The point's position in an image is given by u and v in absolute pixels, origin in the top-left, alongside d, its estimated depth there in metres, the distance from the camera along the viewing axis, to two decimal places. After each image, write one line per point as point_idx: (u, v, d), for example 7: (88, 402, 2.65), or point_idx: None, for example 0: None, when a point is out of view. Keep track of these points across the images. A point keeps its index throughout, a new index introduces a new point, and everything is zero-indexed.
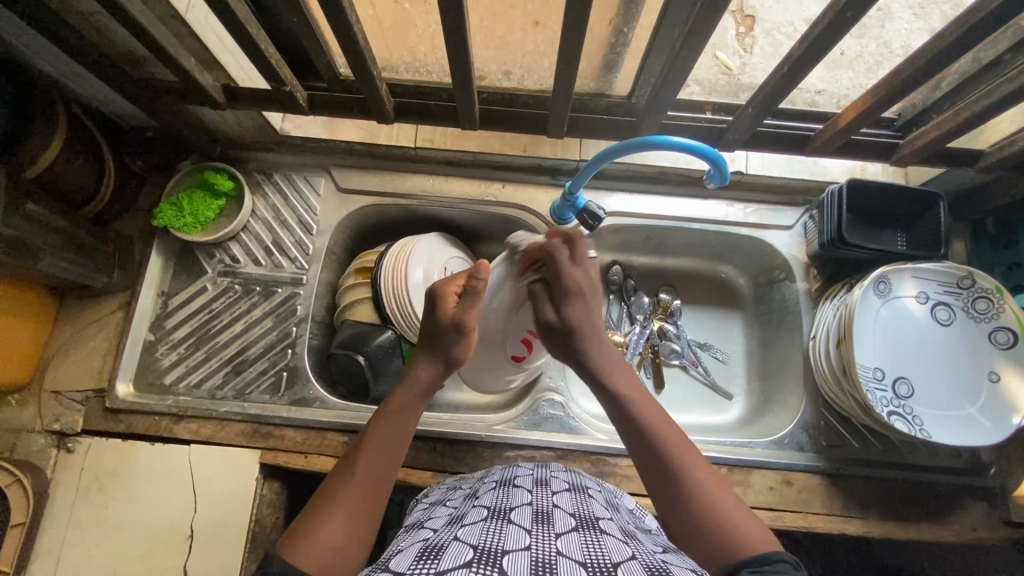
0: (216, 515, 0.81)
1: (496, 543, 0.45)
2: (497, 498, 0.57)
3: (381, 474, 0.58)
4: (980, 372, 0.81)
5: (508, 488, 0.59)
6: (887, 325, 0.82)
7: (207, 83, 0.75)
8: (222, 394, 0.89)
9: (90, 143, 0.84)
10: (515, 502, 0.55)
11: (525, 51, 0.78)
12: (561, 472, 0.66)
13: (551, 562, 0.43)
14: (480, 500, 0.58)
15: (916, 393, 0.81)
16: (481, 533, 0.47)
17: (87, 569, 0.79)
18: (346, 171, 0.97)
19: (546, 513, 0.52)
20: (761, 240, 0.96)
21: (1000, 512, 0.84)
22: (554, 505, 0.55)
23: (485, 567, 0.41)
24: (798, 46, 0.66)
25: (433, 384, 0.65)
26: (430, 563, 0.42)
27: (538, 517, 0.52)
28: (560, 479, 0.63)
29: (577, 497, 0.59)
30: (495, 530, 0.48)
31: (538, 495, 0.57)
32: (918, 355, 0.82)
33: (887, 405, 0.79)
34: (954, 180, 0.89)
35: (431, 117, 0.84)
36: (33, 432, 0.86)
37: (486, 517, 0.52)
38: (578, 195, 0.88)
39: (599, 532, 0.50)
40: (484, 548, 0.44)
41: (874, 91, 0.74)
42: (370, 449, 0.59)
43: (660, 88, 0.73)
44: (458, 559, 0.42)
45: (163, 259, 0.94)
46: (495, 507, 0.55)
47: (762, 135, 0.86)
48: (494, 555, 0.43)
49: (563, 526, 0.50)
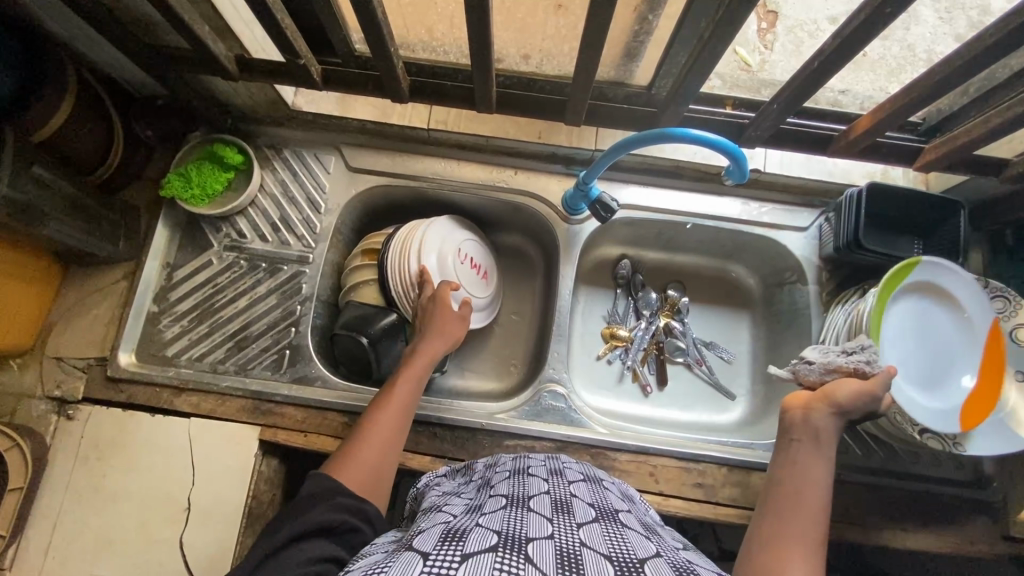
0: (214, 488, 0.81)
1: (519, 531, 0.45)
2: (513, 487, 0.57)
3: (399, 422, 0.71)
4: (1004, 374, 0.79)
5: (522, 477, 0.59)
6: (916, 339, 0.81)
7: (219, 52, 0.74)
8: (224, 368, 0.88)
9: (100, 109, 0.83)
10: (532, 491, 0.55)
11: (545, 35, 0.76)
12: (572, 463, 0.66)
13: (576, 552, 0.43)
14: (496, 489, 0.58)
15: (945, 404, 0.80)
16: (503, 520, 0.47)
17: (84, 535, 0.79)
18: (357, 150, 0.96)
19: (565, 503, 0.52)
20: (774, 240, 0.94)
21: (1001, 526, 0.83)
22: (571, 494, 0.55)
23: (510, 552, 0.41)
24: (829, 42, 0.64)
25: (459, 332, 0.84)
26: (455, 545, 0.41)
27: (557, 506, 0.51)
28: (573, 470, 0.63)
29: (593, 488, 0.59)
30: (516, 517, 0.48)
31: (554, 485, 0.57)
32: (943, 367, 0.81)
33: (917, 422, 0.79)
34: (978, 188, 0.87)
35: (447, 98, 0.82)
36: (34, 398, 0.86)
37: (505, 506, 0.51)
38: (591, 185, 0.86)
39: (621, 525, 0.50)
40: (508, 534, 0.44)
41: (900, 94, 0.72)
42: (387, 403, 0.72)
43: (684, 79, 0.71)
44: (482, 543, 0.42)
45: (170, 230, 0.93)
46: (513, 496, 0.54)
47: (783, 133, 0.84)
48: (519, 542, 0.43)
49: (583, 516, 0.50)
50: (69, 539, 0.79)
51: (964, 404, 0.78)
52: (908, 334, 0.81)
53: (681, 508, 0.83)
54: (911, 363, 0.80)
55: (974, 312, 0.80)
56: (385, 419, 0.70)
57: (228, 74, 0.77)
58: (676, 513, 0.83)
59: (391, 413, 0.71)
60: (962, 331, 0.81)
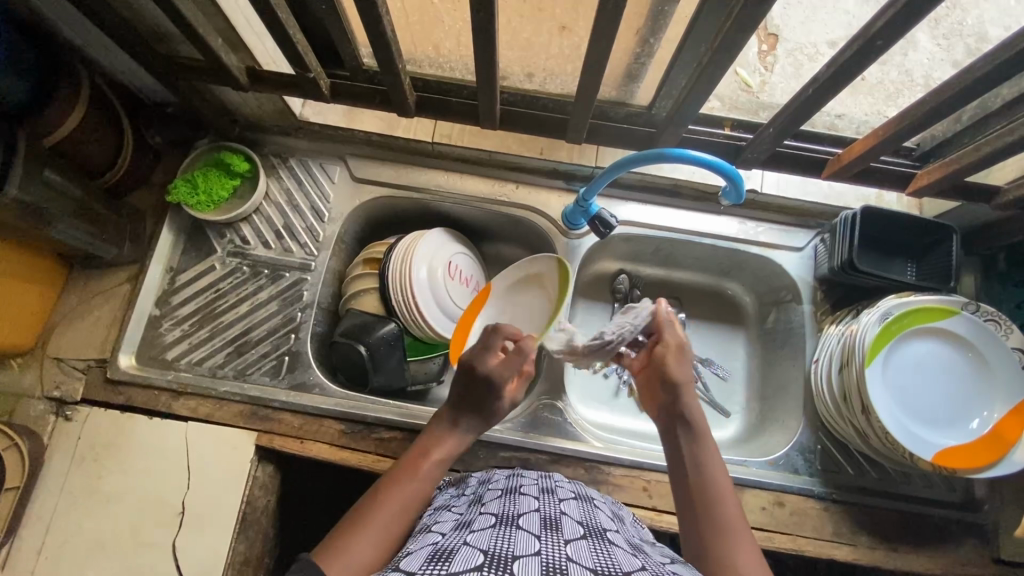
0: (209, 492, 0.81)
1: (506, 548, 0.46)
2: (504, 504, 0.58)
3: (404, 511, 0.61)
4: (995, 397, 0.79)
5: (514, 495, 0.60)
6: (906, 376, 0.81)
7: (231, 64, 0.75)
8: (222, 373, 0.89)
9: (112, 115, 0.85)
10: (523, 508, 0.56)
11: (549, 54, 0.78)
12: (565, 482, 0.67)
13: (562, 567, 0.44)
14: (487, 506, 0.58)
15: (946, 431, 0.79)
16: (490, 538, 0.48)
17: (77, 538, 0.79)
18: (362, 161, 0.98)
19: (554, 520, 0.53)
20: (770, 259, 0.95)
21: (991, 548, 0.84)
22: (561, 513, 0.56)
23: (495, 571, 0.41)
24: (824, 69, 0.66)
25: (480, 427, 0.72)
26: (441, 565, 0.42)
27: (546, 524, 0.52)
28: (566, 488, 0.65)
29: (583, 506, 0.60)
30: (504, 534, 0.49)
31: (544, 503, 0.58)
32: (935, 397, 0.81)
33: (916, 445, 0.78)
34: (970, 214, 0.89)
35: (453, 113, 0.85)
36: (33, 398, 0.86)
37: (494, 523, 0.52)
38: (591, 201, 0.88)
39: (608, 542, 0.51)
40: (494, 553, 0.44)
41: (886, 125, 0.75)
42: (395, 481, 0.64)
43: (683, 101, 0.73)
44: (468, 563, 0.42)
45: (175, 235, 0.95)
46: (503, 513, 0.55)
47: (780, 155, 0.86)
48: (505, 560, 0.43)
49: (571, 533, 0.51)
50: (61, 540, 0.79)
51: (965, 445, 0.78)
52: (921, 371, 0.81)
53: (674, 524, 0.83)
54: (909, 403, 0.80)
55: (989, 356, 0.80)
56: (390, 505, 0.61)
57: (238, 85, 0.79)
58: (668, 529, 0.83)
59: (400, 499, 0.62)
60: (969, 374, 0.81)
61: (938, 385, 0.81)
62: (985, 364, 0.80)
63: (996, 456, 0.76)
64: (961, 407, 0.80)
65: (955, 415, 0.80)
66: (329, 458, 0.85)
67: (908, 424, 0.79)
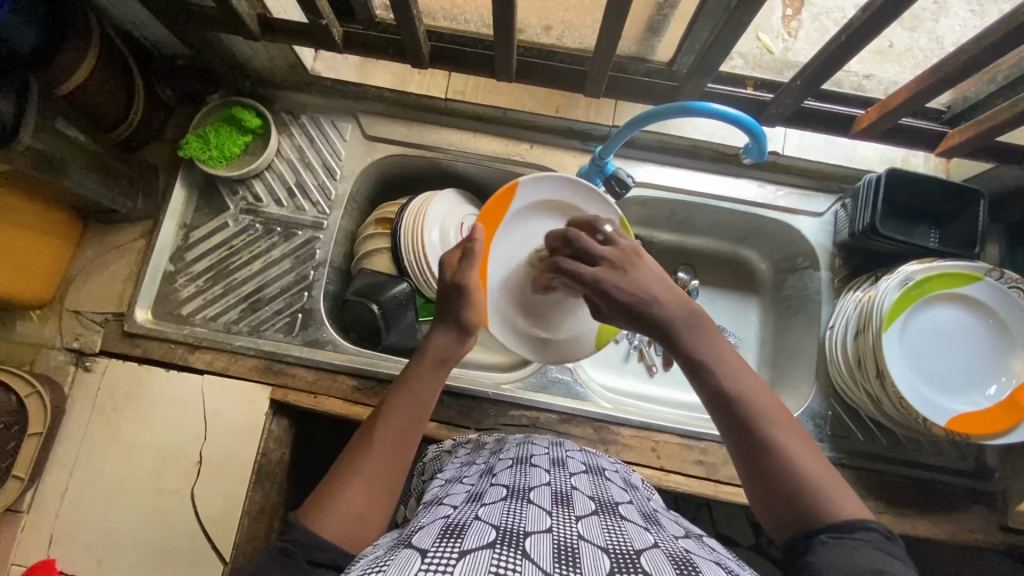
0: (224, 444, 0.83)
1: (518, 525, 0.46)
2: (515, 476, 0.58)
3: (388, 457, 0.60)
4: (1003, 363, 0.79)
5: (525, 467, 0.60)
6: (916, 339, 0.80)
7: (242, 11, 0.73)
8: (237, 329, 0.90)
9: (122, 66, 0.83)
10: (533, 482, 0.56)
11: (568, 6, 0.75)
12: (576, 452, 0.68)
13: (572, 547, 0.44)
14: (498, 477, 0.59)
15: (953, 396, 0.79)
16: (503, 512, 0.48)
17: (98, 484, 0.81)
18: (374, 118, 0.96)
19: (565, 496, 0.53)
20: (788, 225, 0.94)
21: (1000, 516, 0.84)
22: (572, 488, 0.56)
23: (508, 548, 0.42)
24: (856, 17, 0.64)
25: (449, 349, 0.69)
26: (454, 542, 0.42)
27: (557, 499, 0.53)
28: (576, 460, 0.65)
29: (595, 480, 0.60)
30: (515, 509, 0.49)
31: (555, 476, 0.59)
32: (947, 361, 0.80)
33: (929, 409, 0.77)
34: (999, 178, 0.86)
35: (466, 65, 0.82)
36: (53, 348, 0.88)
37: (505, 496, 0.53)
38: (607, 161, 0.85)
39: (619, 518, 0.51)
40: (506, 529, 0.45)
41: (917, 80, 0.72)
42: (389, 421, 0.62)
43: (706, 53, 0.71)
44: (481, 539, 0.43)
45: (187, 192, 0.94)
46: (514, 485, 0.55)
47: (804, 113, 0.84)
48: (517, 536, 0.44)
49: (583, 510, 0.51)
50: (86, 485, 0.81)
51: (976, 412, 0.77)
52: (938, 338, 0.80)
53: (681, 483, 0.84)
54: (920, 366, 0.79)
55: (1007, 322, 0.79)
56: (379, 448, 0.60)
57: (250, 35, 0.77)
58: (677, 489, 0.84)
59: (387, 439, 0.60)
60: (979, 339, 0.80)
61: (947, 347, 0.80)
62: (1000, 330, 0.79)
63: (1010, 424, 0.75)
64: (971, 373, 0.79)
65: (967, 382, 0.79)
66: (342, 413, 0.86)
67: (918, 386, 0.78)
